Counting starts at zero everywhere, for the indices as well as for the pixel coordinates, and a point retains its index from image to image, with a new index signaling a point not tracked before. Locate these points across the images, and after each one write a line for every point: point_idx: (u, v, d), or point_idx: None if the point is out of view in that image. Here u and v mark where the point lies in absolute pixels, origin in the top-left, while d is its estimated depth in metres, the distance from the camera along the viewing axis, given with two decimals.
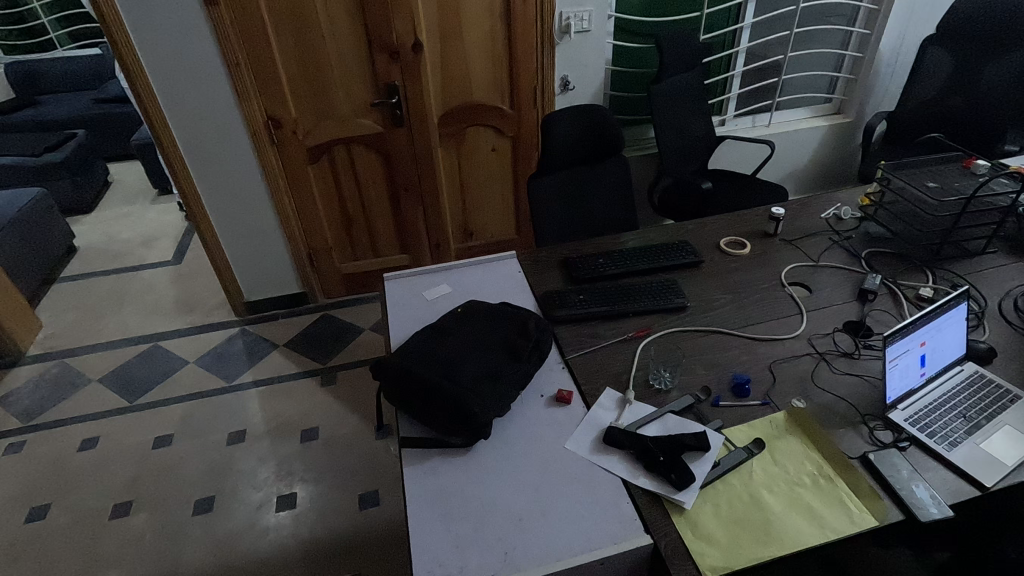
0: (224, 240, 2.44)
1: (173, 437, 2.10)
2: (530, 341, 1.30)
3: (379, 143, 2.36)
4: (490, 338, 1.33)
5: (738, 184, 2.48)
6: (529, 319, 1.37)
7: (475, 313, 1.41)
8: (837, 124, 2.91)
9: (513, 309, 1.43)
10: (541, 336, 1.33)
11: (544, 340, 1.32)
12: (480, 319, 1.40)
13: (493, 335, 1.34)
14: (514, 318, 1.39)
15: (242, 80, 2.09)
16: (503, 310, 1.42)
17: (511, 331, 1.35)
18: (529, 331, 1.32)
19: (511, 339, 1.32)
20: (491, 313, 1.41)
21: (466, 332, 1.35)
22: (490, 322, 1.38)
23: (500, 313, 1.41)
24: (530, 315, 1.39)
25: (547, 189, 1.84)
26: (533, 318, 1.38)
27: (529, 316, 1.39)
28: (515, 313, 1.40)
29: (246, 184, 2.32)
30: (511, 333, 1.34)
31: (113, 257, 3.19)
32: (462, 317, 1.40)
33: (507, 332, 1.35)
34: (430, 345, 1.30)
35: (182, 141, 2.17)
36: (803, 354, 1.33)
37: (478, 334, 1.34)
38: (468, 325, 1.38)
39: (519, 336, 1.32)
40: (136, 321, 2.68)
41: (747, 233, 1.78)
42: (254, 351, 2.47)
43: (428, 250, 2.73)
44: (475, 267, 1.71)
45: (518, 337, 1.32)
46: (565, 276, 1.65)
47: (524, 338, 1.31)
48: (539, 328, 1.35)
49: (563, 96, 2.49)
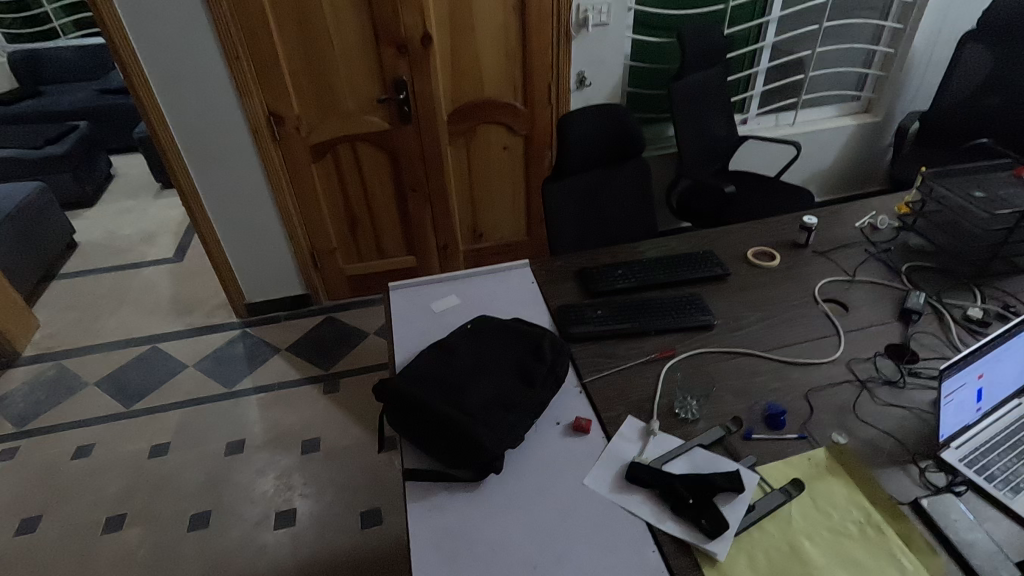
0: (224, 240, 2.35)
1: (170, 446, 2.02)
2: (545, 364, 1.20)
3: (385, 141, 2.26)
4: (503, 359, 1.23)
5: (762, 187, 2.36)
6: (544, 338, 1.27)
7: (486, 330, 1.31)
8: (865, 123, 2.77)
9: (527, 325, 1.33)
10: (556, 357, 1.23)
11: (560, 362, 1.23)
12: (492, 337, 1.30)
13: (506, 356, 1.24)
14: (528, 337, 1.28)
15: (243, 74, 1.99)
16: (516, 327, 1.32)
17: (526, 352, 1.25)
18: (544, 352, 1.23)
19: (525, 360, 1.22)
20: (502, 331, 1.31)
21: (477, 352, 1.25)
22: (502, 340, 1.28)
23: (513, 330, 1.31)
24: (544, 333, 1.29)
25: (563, 194, 1.73)
26: (548, 336, 1.28)
27: (544, 334, 1.29)
28: (529, 331, 1.30)
29: (247, 182, 2.23)
30: (525, 354, 1.24)
31: (114, 253, 3.11)
32: (471, 334, 1.30)
33: (520, 352, 1.25)
34: (439, 366, 1.20)
35: (180, 137, 2.08)
36: (843, 381, 1.22)
37: (489, 354, 1.24)
38: (479, 344, 1.28)
39: (533, 357, 1.22)
40: (135, 320, 2.61)
41: (775, 243, 1.67)
42: (255, 355, 2.39)
43: (435, 251, 2.63)
44: (485, 277, 1.61)
45: (532, 358, 1.23)
46: (582, 288, 1.54)
47: (538, 360, 1.21)
48: (555, 348, 1.25)
49: (579, 93, 2.37)
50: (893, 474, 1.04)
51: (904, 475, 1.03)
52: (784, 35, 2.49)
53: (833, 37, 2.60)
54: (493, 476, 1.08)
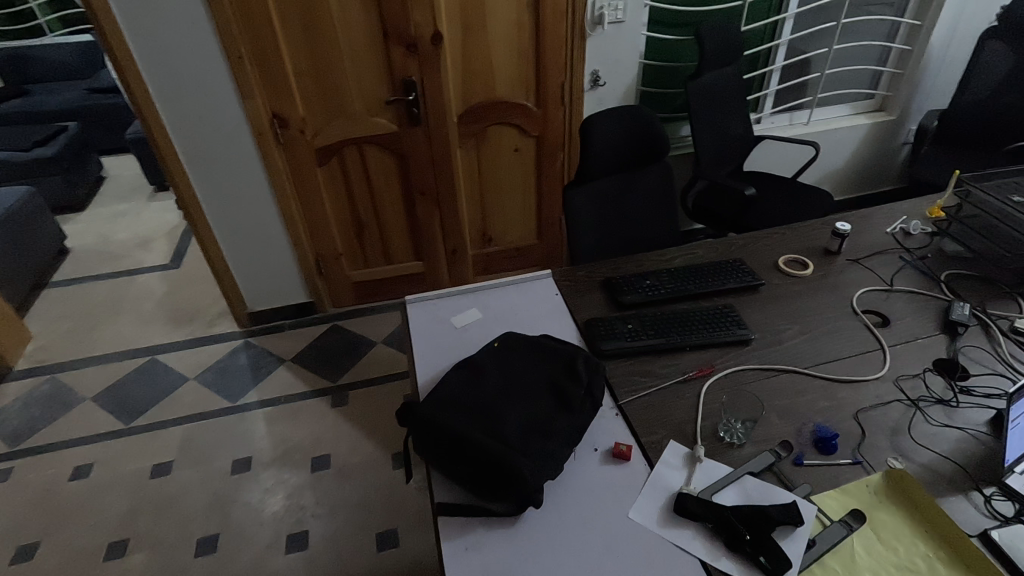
0: (225, 247, 2.26)
1: (173, 465, 1.93)
2: (581, 386, 1.13)
3: (394, 144, 2.18)
4: (536, 381, 1.16)
5: (780, 189, 2.30)
6: (577, 356, 1.19)
7: (515, 349, 1.24)
8: (880, 121, 2.72)
9: (558, 343, 1.26)
10: (592, 378, 1.16)
11: (596, 383, 1.16)
12: (521, 356, 1.22)
13: (539, 378, 1.17)
14: (561, 355, 1.21)
15: (245, 74, 1.90)
16: (546, 345, 1.25)
17: (559, 372, 1.18)
18: (579, 372, 1.15)
19: (559, 381, 1.15)
20: (532, 349, 1.24)
21: (507, 373, 1.18)
22: (532, 360, 1.21)
23: (543, 348, 1.24)
24: (577, 351, 1.22)
25: (585, 200, 1.67)
26: (581, 354, 1.21)
27: (577, 351, 1.22)
28: (561, 349, 1.23)
29: (249, 186, 2.14)
30: (559, 374, 1.17)
31: (108, 260, 3.01)
32: (499, 353, 1.23)
33: (554, 373, 1.17)
34: (468, 391, 1.13)
35: (179, 141, 1.99)
36: (892, 400, 1.16)
37: (520, 375, 1.17)
38: (509, 364, 1.20)
39: (568, 378, 1.15)
40: (132, 331, 2.51)
41: (806, 250, 1.61)
42: (259, 366, 2.31)
43: (443, 256, 2.55)
44: (507, 289, 1.54)
45: (567, 378, 1.16)
46: (609, 300, 1.47)
47: (574, 381, 1.14)
48: (590, 367, 1.18)
49: (593, 93, 2.29)
50: (957, 503, 0.98)
51: (969, 503, 0.98)
52: (800, 32, 2.42)
53: (849, 34, 2.54)
54: (532, 510, 1.01)
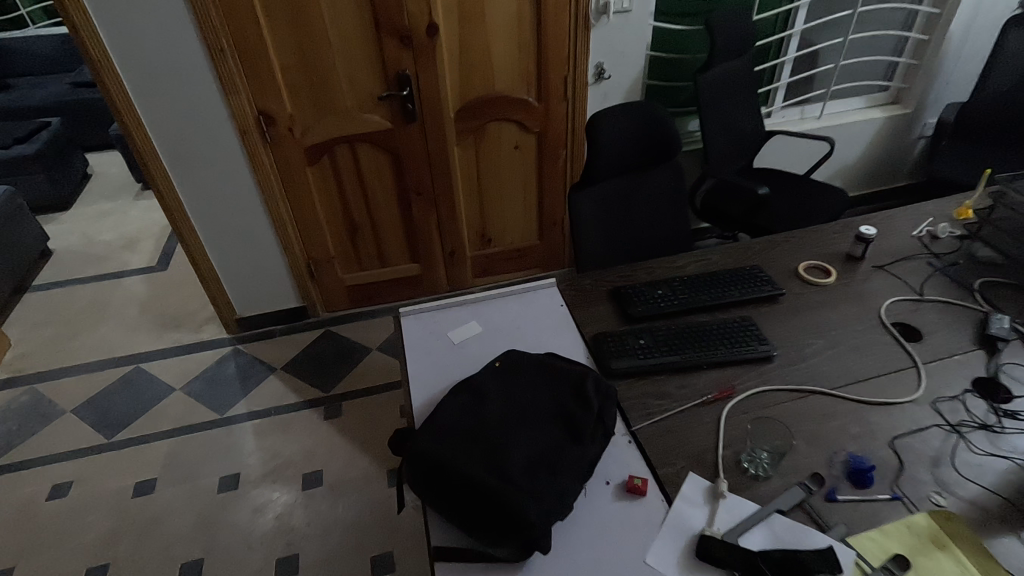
0: (211, 250, 2.15)
1: (156, 483, 1.84)
2: (592, 413, 1.03)
3: (387, 142, 2.06)
4: (542, 407, 1.06)
5: (793, 187, 2.20)
6: (587, 379, 1.09)
7: (518, 370, 1.14)
8: (895, 115, 2.61)
9: (565, 362, 1.16)
10: (603, 403, 1.07)
11: (607, 410, 1.06)
12: (525, 378, 1.12)
13: (545, 404, 1.06)
14: (569, 377, 1.11)
15: (228, 68, 1.78)
16: (552, 365, 1.14)
17: (567, 397, 1.08)
18: (589, 398, 1.05)
19: (567, 408, 1.05)
20: (537, 370, 1.14)
21: (511, 398, 1.07)
22: (537, 384, 1.11)
23: (549, 369, 1.13)
24: (586, 372, 1.12)
25: (592, 203, 1.56)
26: (591, 376, 1.11)
27: (586, 373, 1.12)
28: (569, 370, 1.13)
29: (235, 187, 2.03)
30: (567, 399, 1.07)
31: (92, 262, 2.89)
32: (502, 374, 1.13)
33: (561, 398, 1.07)
34: (467, 420, 1.02)
35: (159, 139, 1.88)
36: (931, 425, 1.07)
37: (525, 400, 1.07)
38: (512, 387, 1.10)
39: (576, 404, 1.05)
40: (117, 337, 2.41)
41: (827, 256, 1.50)
42: (248, 375, 2.20)
43: (441, 257, 2.44)
44: (508, 299, 1.44)
45: (576, 404, 1.06)
46: (618, 311, 1.37)
47: (584, 407, 1.04)
48: (601, 392, 1.08)
49: (597, 86, 2.18)
50: (1008, 544, 0.89)
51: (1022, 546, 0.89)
52: (814, 22, 2.30)
53: (865, 23, 2.43)
54: (538, 555, 0.91)
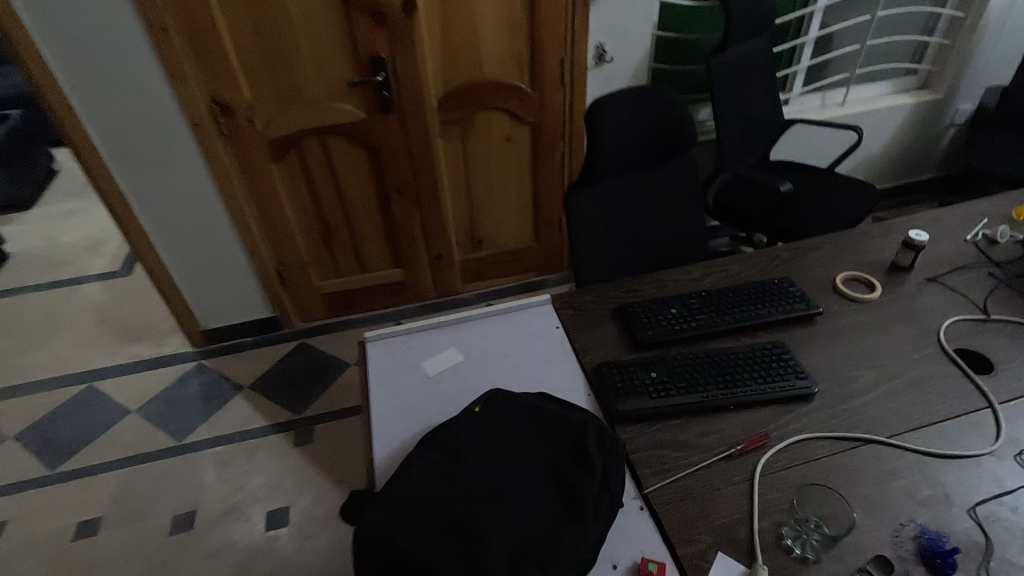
0: (168, 256, 1.93)
1: (102, 523, 1.63)
2: (595, 480, 0.81)
3: (362, 134, 1.83)
4: (532, 470, 0.84)
5: (817, 183, 1.97)
6: (588, 431, 0.87)
7: (503, 417, 0.92)
8: (925, 101, 2.38)
9: (562, 406, 0.94)
10: (608, 464, 0.85)
11: (614, 473, 0.84)
12: (511, 427, 0.90)
13: (536, 466, 0.85)
14: (565, 427, 0.89)
15: (174, 51, 1.55)
16: (545, 410, 0.92)
17: (564, 455, 0.86)
18: (591, 458, 0.83)
19: (564, 471, 0.83)
20: (527, 418, 0.92)
21: (493, 458, 0.85)
22: (527, 436, 0.89)
23: (541, 416, 0.91)
24: (588, 421, 0.89)
25: (593, 205, 1.34)
26: (593, 426, 0.88)
27: (587, 422, 0.89)
28: (566, 417, 0.90)
29: (191, 187, 1.80)
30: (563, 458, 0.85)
31: (50, 267, 2.67)
32: (483, 423, 0.91)
33: (556, 457, 0.86)
34: (438, 489, 0.81)
35: (100, 133, 1.65)
36: (1018, 487, 0.86)
37: (510, 461, 0.85)
38: (494, 441, 0.88)
39: (575, 467, 0.83)
40: (71, 352, 2.19)
41: (868, 266, 1.29)
42: (213, 394, 1.99)
43: (426, 262, 2.22)
44: (494, 320, 1.22)
45: (575, 467, 0.83)
46: (625, 335, 1.16)
47: (585, 472, 0.82)
48: (605, 447, 0.86)
49: (598, 70, 1.95)
50: None
51: None
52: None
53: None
54: None
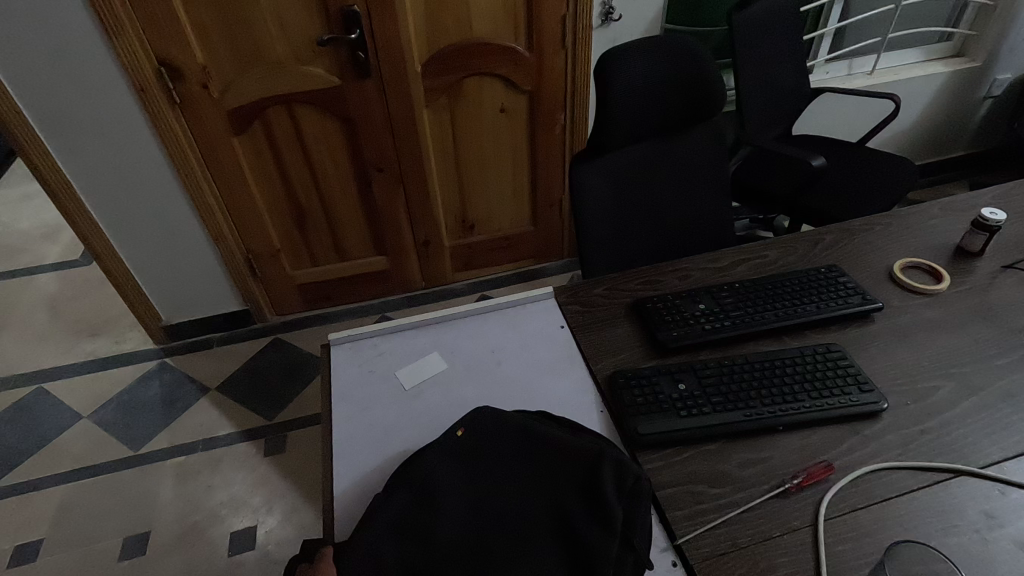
0: (120, 243, 1.71)
1: (43, 547, 1.44)
2: (615, 539, 0.62)
3: (336, 103, 1.61)
4: (530, 526, 0.64)
5: (848, 159, 1.77)
6: (604, 470, 0.67)
7: (490, 448, 0.71)
8: (961, 69, 2.17)
9: (568, 430, 0.73)
10: (630, 515, 0.65)
11: (638, 525, 0.64)
12: (501, 462, 0.69)
13: (534, 518, 0.65)
14: (573, 463, 0.69)
15: (108, 1, 1.32)
16: (546, 437, 0.71)
17: (572, 503, 0.66)
18: (609, 508, 0.64)
19: (572, 524, 0.64)
20: (520, 447, 0.71)
21: (479, 509, 0.66)
22: (524, 475, 0.69)
23: (540, 445, 0.70)
24: (602, 452, 0.68)
25: (601, 180, 1.14)
26: (610, 462, 0.68)
27: (602, 454, 0.68)
28: (573, 448, 0.69)
29: (140, 164, 1.58)
30: (572, 508, 0.65)
31: (3, 256, 2.45)
32: (468, 452, 0.71)
33: (562, 502, 0.66)
34: (408, 559, 0.61)
35: (29, 101, 1.42)
36: None
37: (502, 511, 0.65)
38: (479, 484, 0.68)
39: (587, 520, 0.64)
40: (19, 350, 1.99)
41: (929, 252, 1.09)
42: (175, 397, 1.79)
43: (413, 248, 2.01)
44: (487, 317, 1.01)
45: (587, 519, 0.64)
46: (643, 336, 0.95)
47: (601, 528, 0.63)
48: (626, 490, 0.66)
49: (604, 30, 1.73)
50: None
51: None
52: None
53: None
54: None
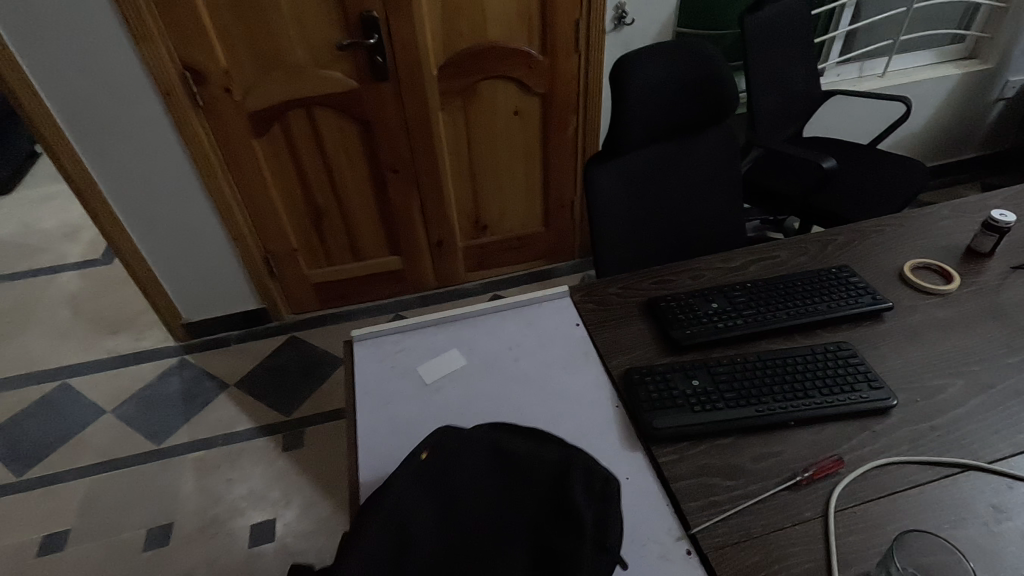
0: (143, 243, 1.76)
1: (69, 536, 1.48)
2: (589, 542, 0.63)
3: (353, 106, 1.65)
4: (503, 537, 0.66)
5: (859, 160, 1.78)
6: (573, 478, 0.69)
7: (462, 461, 0.71)
8: (973, 71, 2.17)
9: (534, 441, 0.74)
10: (602, 518, 0.66)
11: (613, 527, 0.65)
12: (472, 481, 0.70)
13: (509, 532, 0.66)
14: (542, 473, 0.70)
15: (137, 8, 1.36)
16: (512, 450, 0.72)
17: (542, 511, 0.68)
18: (580, 513, 0.65)
19: (546, 535, 0.65)
20: (488, 460, 0.72)
21: (455, 529, 0.66)
22: (495, 494, 0.69)
23: (507, 458, 0.71)
24: (568, 462, 0.71)
25: (615, 181, 1.16)
26: (578, 469, 0.70)
27: (570, 464, 0.71)
28: (541, 459, 0.71)
29: (164, 166, 1.62)
30: (544, 517, 0.67)
31: (27, 255, 2.52)
32: (437, 475, 0.70)
33: (535, 515, 0.67)
34: None
35: (59, 104, 1.47)
36: None
37: (478, 529, 0.66)
38: (452, 505, 0.68)
39: (561, 528, 0.65)
40: (43, 347, 2.04)
41: (940, 252, 1.10)
42: (195, 393, 1.83)
43: (426, 248, 2.04)
44: (504, 315, 1.04)
45: (561, 528, 0.65)
46: (657, 334, 0.97)
47: (575, 534, 0.64)
48: (594, 493, 0.68)
49: (617, 34, 1.75)
50: None
51: None
52: None
53: None
54: None
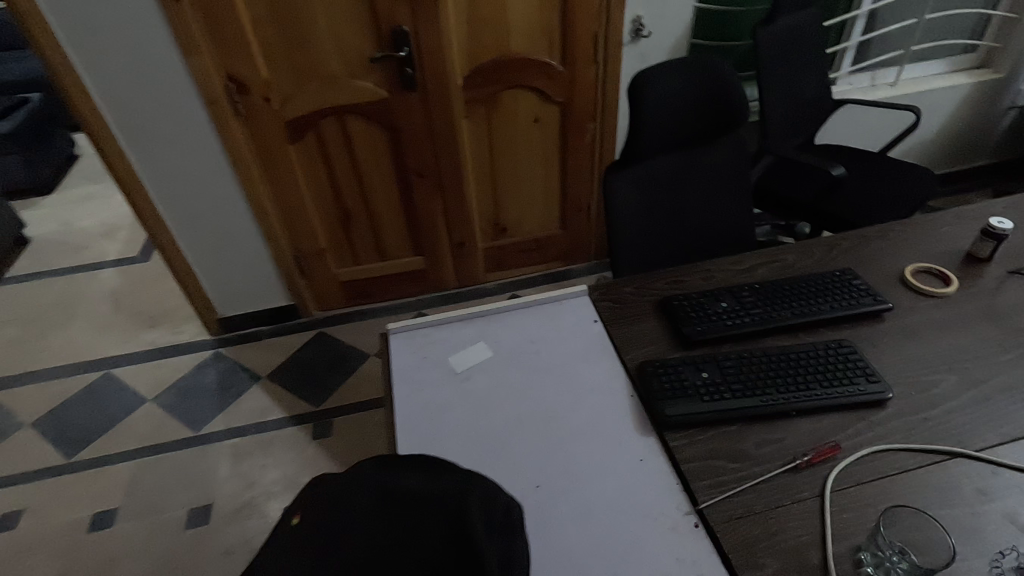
0: (184, 242, 1.87)
1: (116, 516, 1.59)
2: None
3: (382, 114, 1.74)
4: None
5: (868, 167, 1.84)
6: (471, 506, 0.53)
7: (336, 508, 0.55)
8: (984, 80, 2.21)
9: (423, 473, 0.58)
10: None
11: None
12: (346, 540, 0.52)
13: None
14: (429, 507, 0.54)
15: (187, 24, 1.47)
16: (395, 486, 0.56)
17: (438, 561, 0.51)
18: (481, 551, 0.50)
19: None
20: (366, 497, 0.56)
21: None
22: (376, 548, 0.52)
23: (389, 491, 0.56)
24: (466, 488, 0.55)
25: (632, 187, 1.23)
26: (478, 497, 0.54)
27: (467, 490, 0.55)
28: (428, 492, 0.54)
29: (206, 170, 1.73)
30: (440, 569, 0.50)
31: (68, 252, 2.65)
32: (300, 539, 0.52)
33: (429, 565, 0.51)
34: None
35: (113, 113, 1.58)
36: None
37: None
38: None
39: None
40: (86, 339, 2.16)
41: (940, 257, 1.16)
42: (230, 383, 1.94)
43: (448, 250, 2.13)
44: (527, 311, 1.12)
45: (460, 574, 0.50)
46: (670, 331, 1.05)
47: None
48: (500, 523, 0.54)
49: (634, 46, 1.83)
50: None
51: None
52: None
53: None
54: None
